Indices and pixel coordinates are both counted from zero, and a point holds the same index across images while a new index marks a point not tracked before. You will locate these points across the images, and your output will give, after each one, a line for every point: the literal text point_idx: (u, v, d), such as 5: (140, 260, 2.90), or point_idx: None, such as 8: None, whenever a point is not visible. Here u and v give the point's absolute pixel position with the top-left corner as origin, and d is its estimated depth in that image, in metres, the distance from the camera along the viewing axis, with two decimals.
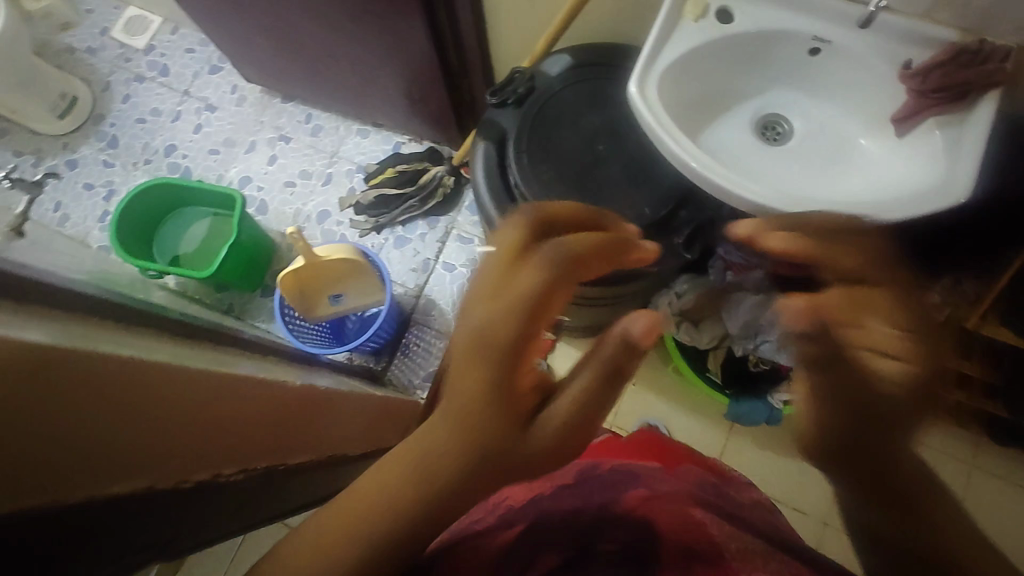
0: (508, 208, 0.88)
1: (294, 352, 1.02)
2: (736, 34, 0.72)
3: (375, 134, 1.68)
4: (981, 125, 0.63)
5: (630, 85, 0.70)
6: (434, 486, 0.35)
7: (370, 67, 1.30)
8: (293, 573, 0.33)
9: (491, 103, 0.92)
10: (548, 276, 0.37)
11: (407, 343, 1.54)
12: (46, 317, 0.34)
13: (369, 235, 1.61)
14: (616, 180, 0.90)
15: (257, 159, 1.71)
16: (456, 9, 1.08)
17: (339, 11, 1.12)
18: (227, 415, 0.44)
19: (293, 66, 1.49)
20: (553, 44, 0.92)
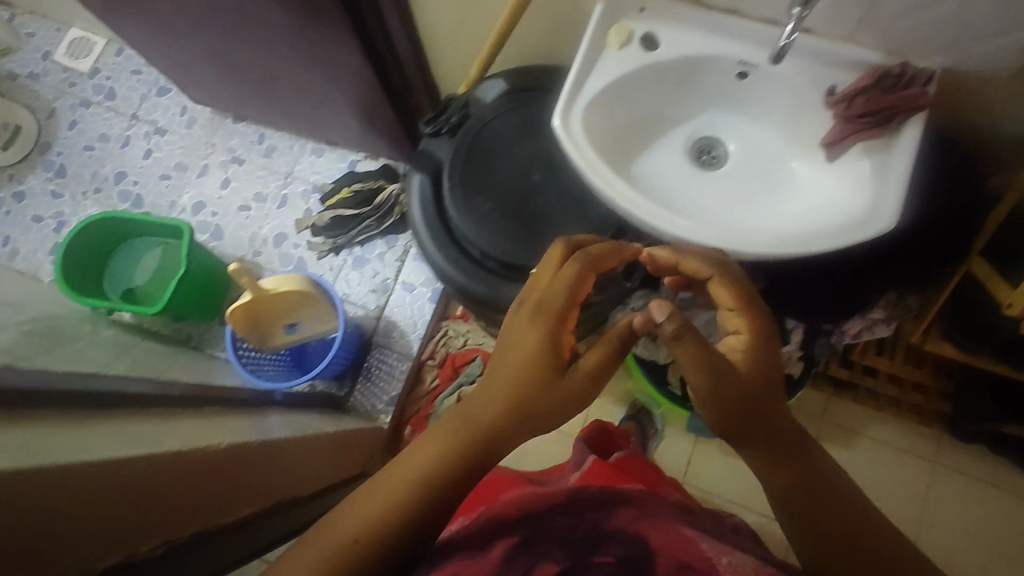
0: (445, 244, 0.89)
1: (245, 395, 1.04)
2: (661, 61, 0.75)
3: (330, 153, 1.72)
4: (908, 150, 0.68)
5: (554, 119, 0.73)
6: (507, 405, 0.58)
7: (316, 89, 1.29)
8: (427, 449, 0.57)
9: (426, 132, 0.92)
10: (579, 272, 0.61)
11: (369, 367, 1.55)
12: (35, 438, 0.53)
13: (328, 257, 1.64)
14: (556, 210, 0.90)
15: (210, 182, 1.74)
16: (391, 31, 1.09)
17: (277, 39, 1.12)
18: (221, 480, 0.71)
19: (238, 86, 1.47)
20: (486, 69, 0.92)
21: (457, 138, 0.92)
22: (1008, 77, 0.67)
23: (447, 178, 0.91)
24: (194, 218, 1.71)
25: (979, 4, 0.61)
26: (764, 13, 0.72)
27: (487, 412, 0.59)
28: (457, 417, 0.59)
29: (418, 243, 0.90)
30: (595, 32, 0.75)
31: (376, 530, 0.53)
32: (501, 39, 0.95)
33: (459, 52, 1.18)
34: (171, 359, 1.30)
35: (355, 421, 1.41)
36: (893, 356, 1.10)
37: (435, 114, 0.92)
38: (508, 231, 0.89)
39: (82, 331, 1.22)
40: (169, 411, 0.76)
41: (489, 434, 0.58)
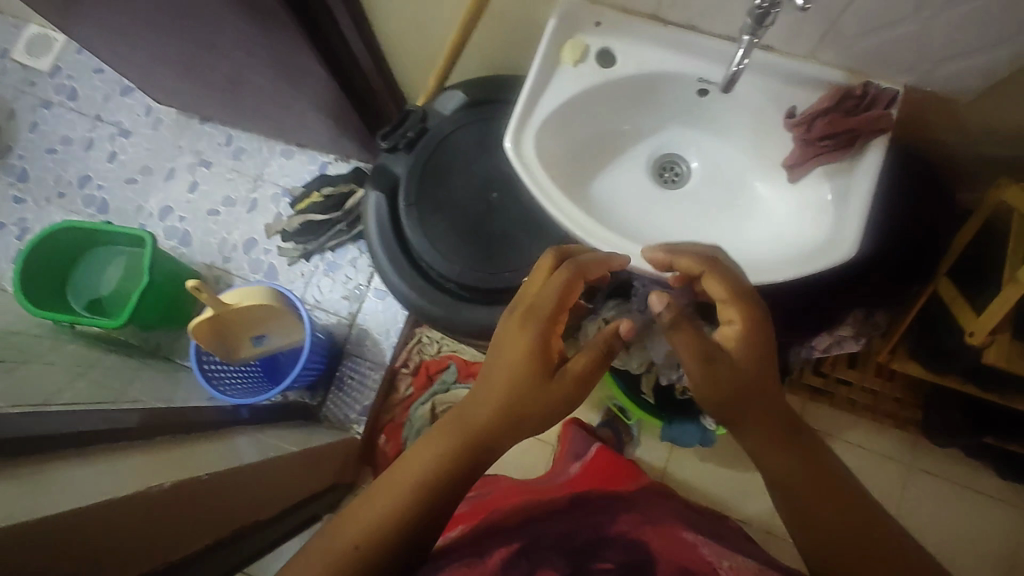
0: (398, 259, 0.91)
1: (208, 426, 1.11)
2: (615, 77, 0.77)
3: (300, 155, 1.71)
4: (869, 175, 0.70)
5: (505, 141, 0.76)
6: (502, 408, 0.63)
7: (289, 86, 1.29)
8: (428, 451, 0.62)
9: (383, 148, 0.94)
10: (567, 281, 0.65)
11: (341, 376, 1.55)
12: (34, 484, 0.61)
13: (299, 263, 1.63)
14: (513, 230, 0.92)
15: (177, 186, 1.72)
16: (352, 35, 1.08)
17: (243, 40, 1.11)
18: (202, 506, 0.78)
19: (204, 84, 1.46)
20: (443, 82, 0.93)
21: (413, 153, 0.94)
22: (972, 97, 0.70)
23: (402, 198, 0.92)
24: (161, 223, 1.69)
25: (938, 28, 0.62)
26: (722, 29, 0.74)
27: (483, 414, 0.64)
28: (456, 420, 0.64)
29: (376, 260, 0.91)
30: (551, 47, 0.77)
31: (387, 524, 0.58)
32: (455, 49, 0.92)
33: (416, 57, 1.15)
34: (133, 379, 1.27)
35: (326, 433, 1.42)
36: (864, 369, 1.15)
37: (392, 129, 0.94)
38: (463, 251, 0.90)
39: (40, 354, 1.19)
40: (142, 445, 0.83)
41: (486, 434, 0.63)
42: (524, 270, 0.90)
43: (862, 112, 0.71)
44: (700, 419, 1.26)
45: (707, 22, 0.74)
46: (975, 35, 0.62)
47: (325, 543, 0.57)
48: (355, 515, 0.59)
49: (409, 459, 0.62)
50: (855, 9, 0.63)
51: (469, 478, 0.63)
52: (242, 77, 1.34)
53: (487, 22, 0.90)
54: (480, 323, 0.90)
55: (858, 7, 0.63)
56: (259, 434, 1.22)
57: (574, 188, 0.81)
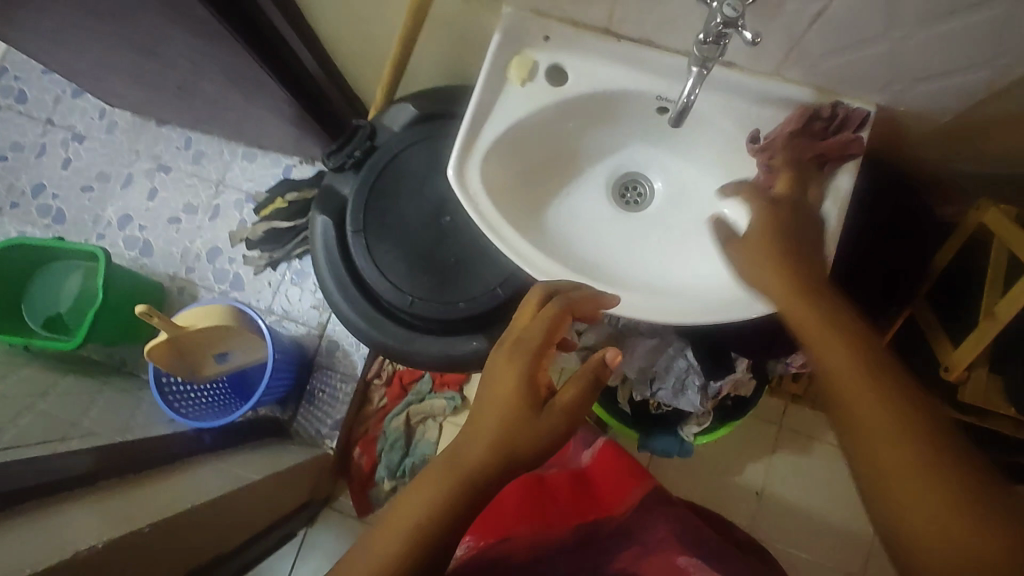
0: (347, 287, 0.88)
1: (168, 452, 1.10)
2: (567, 97, 0.72)
3: (263, 158, 1.64)
4: (835, 206, 0.68)
5: (449, 169, 0.72)
6: (489, 446, 0.60)
7: (241, 91, 1.23)
8: (417, 493, 0.59)
9: (329, 168, 0.91)
10: (553, 314, 0.63)
11: (311, 391, 1.50)
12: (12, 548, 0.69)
13: (266, 272, 1.57)
14: (468, 255, 0.88)
15: (136, 193, 1.65)
16: (298, 41, 1.01)
17: (183, 45, 1.04)
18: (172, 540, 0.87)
19: (154, 88, 1.39)
20: (389, 96, 0.90)
21: (361, 174, 0.91)
22: (949, 119, 0.65)
23: (349, 224, 0.89)
24: (121, 233, 1.62)
25: (907, 51, 0.57)
26: (679, 45, 0.69)
27: (473, 457, 0.60)
28: (448, 462, 0.61)
29: (326, 291, 0.88)
30: (495, 65, 0.72)
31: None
32: (401, 62, 0.86)
33: (365, 65, 1.08)
34: (90, 404, 1.23)
35: (297, 450, 1.39)
36: None
37: (337, 148, 0.91)
38: (415, 278, 0.87)
39: None
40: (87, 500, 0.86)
41: (477, 476, 0.60)
42: (480, 297, 0.86)
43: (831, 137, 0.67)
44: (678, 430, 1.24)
45: (661, 37, 0.69)
46: (946, 59, 0.57)
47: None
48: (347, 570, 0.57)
49: (399, 508, 0.59)
50: (816, 31, 0.58)
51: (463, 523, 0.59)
52: (193, 84, 1.28)
53: (436, 31, 0.84)
54: (434, 356, 0.86)
55: (818, 30, 0.58)
56: (224, 455, 1.21)
57: (527, 215, 0.77)
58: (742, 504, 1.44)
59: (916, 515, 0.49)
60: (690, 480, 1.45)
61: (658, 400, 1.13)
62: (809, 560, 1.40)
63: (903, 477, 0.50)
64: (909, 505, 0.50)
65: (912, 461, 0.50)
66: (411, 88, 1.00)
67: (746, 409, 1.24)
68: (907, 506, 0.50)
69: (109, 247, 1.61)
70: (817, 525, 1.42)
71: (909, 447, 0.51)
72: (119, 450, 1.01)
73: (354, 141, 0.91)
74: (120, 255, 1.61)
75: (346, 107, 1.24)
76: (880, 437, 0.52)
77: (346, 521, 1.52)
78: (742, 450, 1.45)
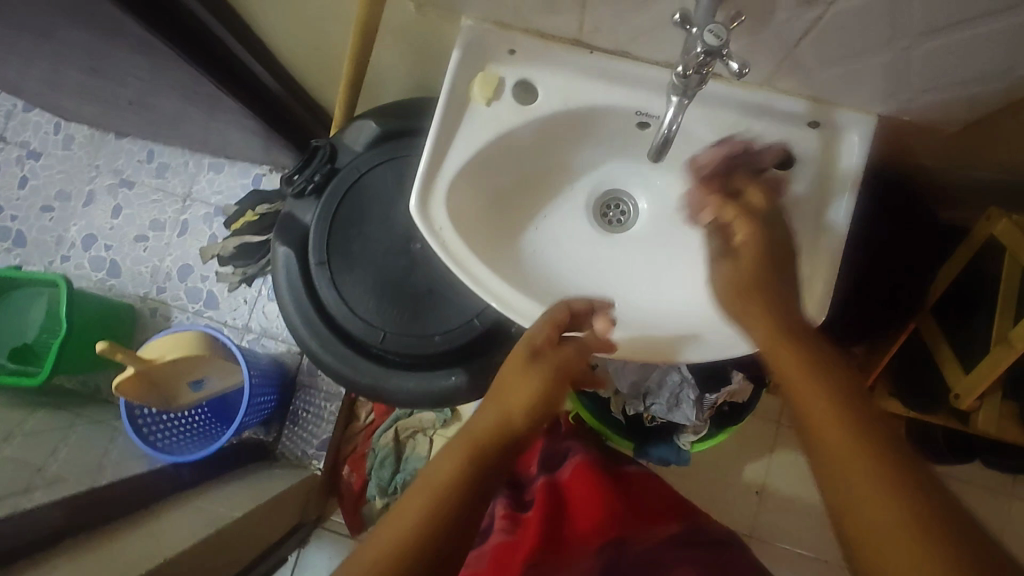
0: (314, 324, 0.82)
1: (145, 496, 1.05)
2: (536, 116, 0.66)
3: (230, 168, 1.55)
4: (835, 232, 0.62)
5: (411, 203, 0.65)
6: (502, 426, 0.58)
7: (196, 103, 1.14)
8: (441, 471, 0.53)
9: (288, 195, 0.84)
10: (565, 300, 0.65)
11: (295, 411, 1.45)
12: None
13: (240, 289, 1.49)
14: (440, 285, 0.83)
15: (99, 211, 1.57)
16: (248, 53, 0.93)
17: (125, 57, 0.96)
18: None
19: (105, 102, 1.30)
20: (347, 114, 0.82)
21: (322, 200, 0.84)
22: (955, 129, 0.60)
23: (312, 255, 0.83)
24: (86, 253, 1.54)
25: (909, 63, 0.52)
26: (659, 56, 0.63)
27: (479, 445, 0.56)
28: (462, 442, 0.56)
29: (292, 329, 0.82)
30: (457, 84, 0.65)
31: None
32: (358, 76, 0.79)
33: (324, 76, 1.00)
34: (60, 442, 1.17)
35: (283, 475, 1.34)
36: None
37: (296, 173, 0.84)
38: (387, 312, 0.82)
39: None
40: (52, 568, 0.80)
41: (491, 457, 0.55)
42: (456, 330, 0.81)
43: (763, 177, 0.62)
44: (673, 439, 1.19)
45: (639, 48, 0.62)
46: (962, 64, 0.51)
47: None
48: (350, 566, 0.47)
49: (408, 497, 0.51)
50: (809, 43, 0.52)
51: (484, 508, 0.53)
52: (146, 98, 1.20)
53: (394, 42, 0.76)
54: (411, 394, 0.81)
55: (811, 42, 0.52)
56: (207, 492, 1.15)
57: (501, 245, 0.71)
58: (742, 504, 1.40)
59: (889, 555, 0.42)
60: (688, 483, 1.41)
61: (652, 415, 1.09)
62: (813, 558, 1.37)
63: (872, 511, 0.44)
64: (878, 542, 0.43)
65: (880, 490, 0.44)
66: (375, 100, 0.93)
67: (743, 414, 1.18)
68: (880, 545, 0.42)
69: (74, 269, 1.54)
70: (819, 521, 1.39)
71: (879, 475, 0.45)
72: (89, 498, 0.96)
73: (314, 164, 0.84)
74: (86, 277, 1.54)
75: (309, 117, 1.16)
76: (846, 460, 0.46)
77: (340, 541, 1.48)
78: (740, 449, 1.41)
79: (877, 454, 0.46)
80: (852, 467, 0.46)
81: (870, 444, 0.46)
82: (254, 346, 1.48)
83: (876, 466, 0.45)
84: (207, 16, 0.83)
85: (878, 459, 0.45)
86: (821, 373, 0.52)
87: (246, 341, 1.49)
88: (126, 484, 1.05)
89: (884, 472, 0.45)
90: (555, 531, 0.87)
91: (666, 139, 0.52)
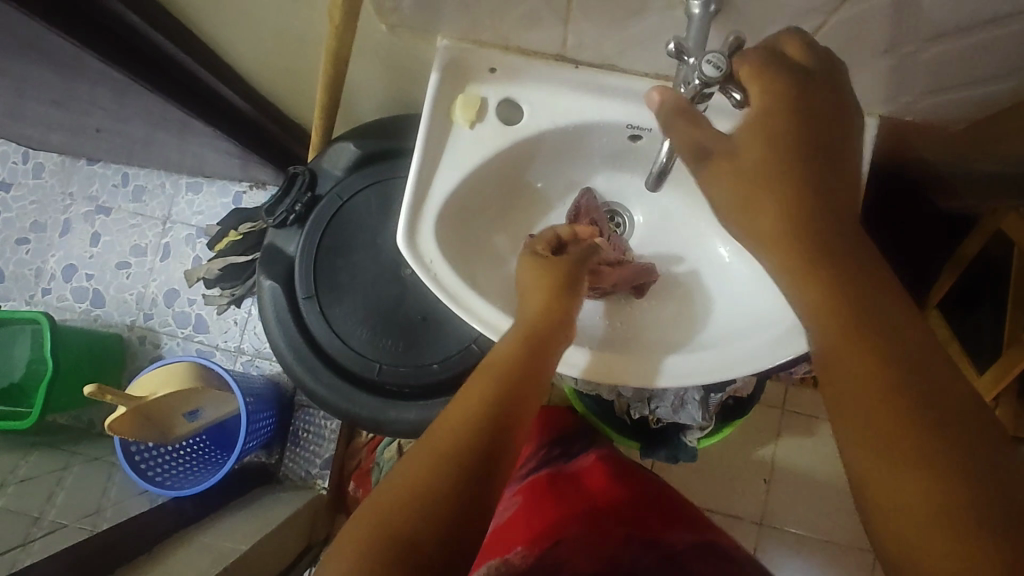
0: (307, 360, 0.79)
1: (150, 539, 1.02)
2: (523, 136, 0.63)
3: (208, 187, 1.50)
4: None
5: (399, 238, 0.63)
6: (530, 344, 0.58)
7: (166, 127, 1.10)
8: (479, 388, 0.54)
9: (270, 227, 0.81)
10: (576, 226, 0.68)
11: (296, 431, 1.43)
12: None
13: (230, 310, 1.45)
14: (435, 311, 0.80)
15: (77, 239, 1.52)
16: (217, 77, 0.89)
17: (88, 84, 0.92)
18: None
19: (72, 129, 1.25)
20: (326, 139, 0.78)
21: (305, 230, 0.81)
22: (961, 127, 0.58)
23: (300, 289, 0.80)
24: (67, 285, 1.50)
25: (913, 67, 0.49)
26: (650, 68, 0.59)
27: (492, 377, 0.55)
28: (495, 362, 0.57)
29: (286, 367, 0.79)
30: (438, 109, 0.62)
31: (440, 485, 0.46)
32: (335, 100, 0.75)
33: (299, 95, 0.95)
34: (57, 484, 1.14)
35: (288, 498, 1.33)
36: None
37: (276, 203, 0.80)
38: (381, 343, 0.79)
39: None
40: None
41: (524, 367, 0.56)
42: (454, 356, 0.79)
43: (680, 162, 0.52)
44: (681, 437, 1.17)
45: (627, 61, 0.59)
46: (969, 63, 0.48)
47: (379, 499, 0.46)
48: (398, 475, 0.48)
49: (448, 415, 0.52)
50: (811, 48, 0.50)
51: (522, 411, 0.54)
52: (114, 124, 1.15)
53: (369, 64, 0.72)
54: (412, 424, 0.78)
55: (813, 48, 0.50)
56: (214, 526, 1.13)
57: (493, 274, 0.69)
58: (753, 495, 1.38)
59: (906, 511, 0.40)
60: (697, 476, 1.38)
61: (658, 417, 1.07)
62: (824, 540, 1.36)
63: (881, 470, 0.42)
64: (890, 499, 0.41)
65: (902, 453, 0.41)
66: (353, 118, 0.89)
67: (747, 407, 1.17)
68: (902, 499, 0.41)
69: (57, 301, 1.49)
70: (830, 503, 1.36)
71: (897, 438, 0.41)
72: (91, 546, 0.93)
73: (295, 192, 0.80)
74: (70, 309, 1.49)
75: (285, 135, 1.12)
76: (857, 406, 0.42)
77: None
78: (747, 437, 1.39)
79: (900, 409, 0.41)
80: (879, 432, 0.42)
81: (895, 390, 0.42)
82: (249, 368, 1.45)
83: (895, 437, 0.41)
84: (170, 44, 0.79)
85: (901, 411, 0.41)
86: (852, 318, 0.44)
87: (240, 364, 1.45)
88: (130, 526, 1.03)
89: (904, 432, 0.41)
90: (564, 501, 0.94)
91: (665, 168, 0.52)
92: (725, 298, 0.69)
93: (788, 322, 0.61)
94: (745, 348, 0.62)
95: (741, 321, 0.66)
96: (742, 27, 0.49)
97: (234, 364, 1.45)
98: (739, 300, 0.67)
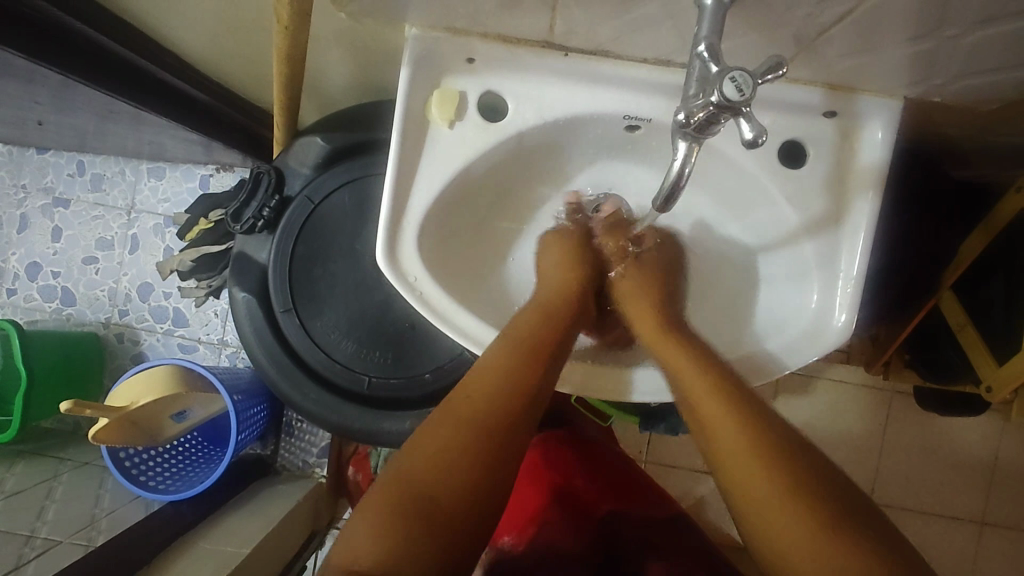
0: (292, 377, 0.74)
1: (151, 547, 1.00)
2: (512, 133, 0.57)
3: (172, 172, 1.40)
4: (860, 231, 0.57)
5: (379, 254, 0.57)
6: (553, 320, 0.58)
7: (114, 118, 1.00)
8: (502, 358, 0.54)
9: (237, 233, 0.74)
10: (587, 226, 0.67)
11: (290, 422, 1.40)
12: None
13: (209, 303, 1.38)
14: (423, 319, 0.75)
15: (37, 235, 1.43)
16: (160, 70, 0.80)
17: (13, 76, 0.82)
18: None
19: (11, 121, 1.15)
20: (290, 134, 0.71)
21: (276, 236, 0.75)
22: (993, 106, 0.53)
23: (276, 302, 0.75)
24: (33, 284, 1.42)
25: (952, 49, 0.44)
26: (649, 52, 0.52)
27: (512, 349, 0.55)
28: (515, 335, 0.56)
29: (268, 383, 0.74)
30: (413, 107, 0.55)
31: (464, 465, 0.48)
32: None
33: (256, 79, 0.86)
34: (46, 498, 1.11)
35: (287, 490, 1.31)
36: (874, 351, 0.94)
37: (241, 207, 0.74)
38: (369, 355, 0.75)
39: None
40: None
41: (548, 342, 0.56)
42: (447, 365, 0.75)
43: (675, 181, 0.46)
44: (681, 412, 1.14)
45: (625, 46, 0.52)
46: (1014, 46, 0.43)
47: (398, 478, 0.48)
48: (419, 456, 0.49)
49: (470, 385, 0.52)
50: (838, 31, 0.44)
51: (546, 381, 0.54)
52: (57, 116, 1.05)
53: (331, 52, 0.64)
54: (406, 435, 0.74)
55: (839, 33, 0.44)
56: (217, 528, 1.12)
57: (484, 285, 0.65)
58: None
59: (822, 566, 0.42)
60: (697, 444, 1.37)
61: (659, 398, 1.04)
62: None
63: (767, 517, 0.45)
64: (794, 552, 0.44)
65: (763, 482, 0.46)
66: (320, 106, 0.81)
67: None
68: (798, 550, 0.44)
69: (25, 302, 1.41)
70: None
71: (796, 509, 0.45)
72: (90, 563, 0.91)
73: (260, 194, 0.73)
74: (40, 310, 1.41)
75: (249, 120, 1.02)
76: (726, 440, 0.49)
77: None
78: None
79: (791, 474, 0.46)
80: (776, 518, 0.45)
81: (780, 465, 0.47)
82: (234, 360, 1.38)
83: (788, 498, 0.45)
84: (97, 34, 0.69)
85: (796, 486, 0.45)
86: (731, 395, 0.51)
87: (224, 357, 1.39)
88: (128, 536, 1.00)
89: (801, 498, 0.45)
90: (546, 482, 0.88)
91: (673, 190, 0.46)
92: (718, 306, 0.65)
93: (807, 324, 0.59)
94: (748, 352, 0.60)
95: (744, 322, 0.63)
96: (760, 11, 0.43)
97: (219, 357, 1.39)
98: (745, 305, 0.64)
